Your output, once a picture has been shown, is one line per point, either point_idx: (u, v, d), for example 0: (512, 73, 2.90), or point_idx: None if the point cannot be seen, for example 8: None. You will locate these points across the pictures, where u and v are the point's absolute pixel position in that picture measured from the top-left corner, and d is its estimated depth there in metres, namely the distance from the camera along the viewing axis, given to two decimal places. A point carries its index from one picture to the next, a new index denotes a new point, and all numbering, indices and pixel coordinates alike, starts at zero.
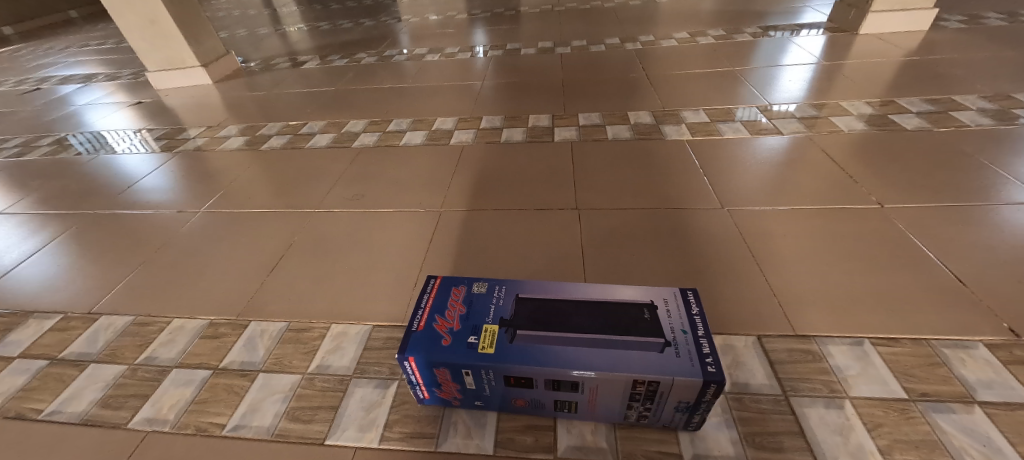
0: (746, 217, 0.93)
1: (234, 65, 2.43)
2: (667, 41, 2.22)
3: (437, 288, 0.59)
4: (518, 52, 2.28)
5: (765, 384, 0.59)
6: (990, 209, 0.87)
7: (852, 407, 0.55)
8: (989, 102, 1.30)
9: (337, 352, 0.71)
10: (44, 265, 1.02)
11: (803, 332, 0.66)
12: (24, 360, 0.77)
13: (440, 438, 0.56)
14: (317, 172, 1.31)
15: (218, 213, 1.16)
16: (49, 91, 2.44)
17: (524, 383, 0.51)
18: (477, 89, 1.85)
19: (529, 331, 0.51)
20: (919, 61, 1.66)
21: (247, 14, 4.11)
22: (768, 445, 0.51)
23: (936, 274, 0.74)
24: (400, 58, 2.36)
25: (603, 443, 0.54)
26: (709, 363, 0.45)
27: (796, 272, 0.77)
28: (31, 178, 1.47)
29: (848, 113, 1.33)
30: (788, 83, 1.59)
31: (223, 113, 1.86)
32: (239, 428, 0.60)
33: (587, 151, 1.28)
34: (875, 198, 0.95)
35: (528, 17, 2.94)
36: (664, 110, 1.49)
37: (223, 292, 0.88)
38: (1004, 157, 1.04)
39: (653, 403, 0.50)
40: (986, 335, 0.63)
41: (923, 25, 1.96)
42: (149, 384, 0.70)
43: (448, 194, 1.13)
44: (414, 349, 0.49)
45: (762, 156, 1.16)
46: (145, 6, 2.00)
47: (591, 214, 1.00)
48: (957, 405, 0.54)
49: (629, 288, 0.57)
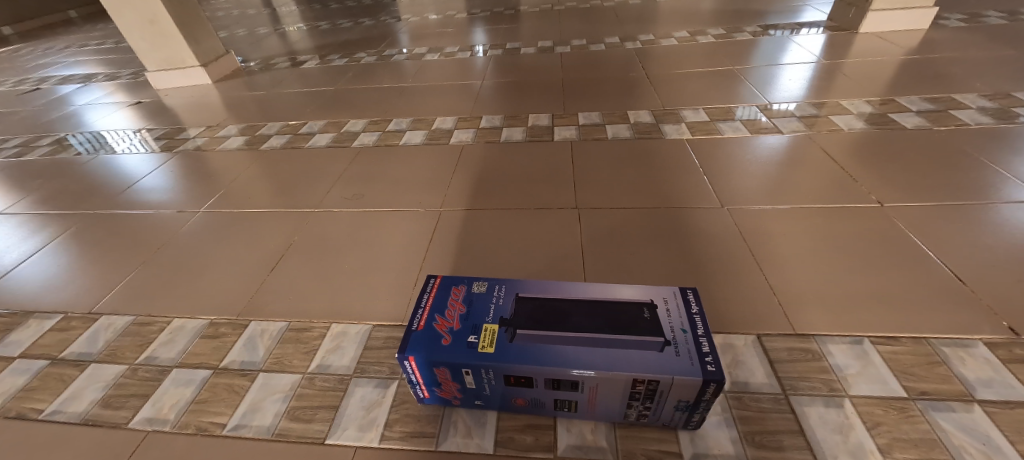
0: (746, 216, 0.93)
1: (234, 65, 2.43)
2: (667, 40, 2.22)
3: (437, 288, 0.59)
4: (518, 51, 2.28)
5: (764, 382, 0.59)
6: (989, 208, 0.87)
7: (851, 405, 0.55)
8: (989, 101, 1.30)
9: (337, 352, 0.71)
10: (44, 265, 1.02)
11: (802, 331, 0.66)
12: (24, 360, 0.77)
13: (439, 438, 0.57)
14: (317, 172, 1.31)
15: (218, 213, 1.15)
16: (49, 91, 2.44)
17: (523, 383, 0.51)
18: (477, 88, 1.85)
19: (529, 330, 0.51)
20: (919, 59, 1.66)
21: (246, 13, 4.10)
22: (768, 444, 0.52)
23: (936, 272, 0.74)
24: (400, 58, 2.36)
25: (602, 442, 0.54)
26: (709, 363, 0.45)
27: (796, 271, 0.77)
28: (30, 178, 1.47)
29: (848, 112, 1.33)
30: (788, 82, 1.59)
31: (222, 113, 1.86)
32: (239, 428, 0.61)
33: (587, 150, 1.28)
34: (875, 196, 0.95)
35: (528, 16, 2.93)
36: (664, 109, 1.49)
37: (223, 292, 0.88)
38: (1003, 156, 1.04)
39: (652, 403, 0.50)
40: (985, 334, 0.63)
41: (923, 24, 1.96)
42: (149, 384, 0.70)
43: (448, 194, 1.13)
44: (414, 348, 0.49)
45: (762, 155, 1.16)
46: (144, 6, 2.00)
47: (591, 213, 1.00)
48: (956, 404, 0.54)
49: (629, 288, 0.57)
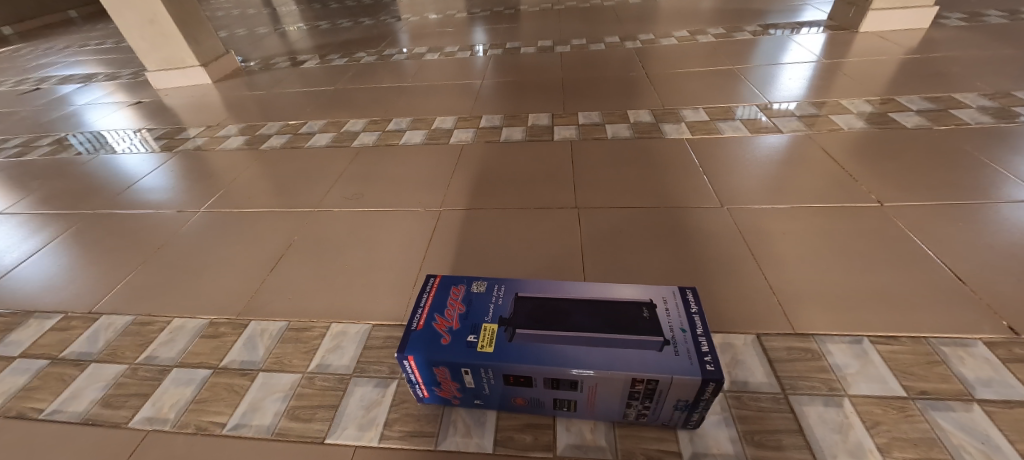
0: (746, 216, 0.93)
1: (234, 65, 2.43)
2: (667, 40, 2.22)
3: (437, 287, 0.59)
4: (518, 50, 2.28)
5: (764, 382, 0.59)
6: (990, 207, 0.87)
7: (850, 405, 0.55)
8: (989, 100, 1.29)
9: (337, 351, 0.71)
10: (45, 265, 1.02)
11: (802, 331, 0.66)
12: (25, 359, 0.78)
13: (439, 437, 0.57)
14: (318, 171, 1.31)
15: (218, 213, 1.16)
16: (49, 91, 2.44)
17: (523, 382, 0.51)
18: (477, 87, 1.85)
19: (529, 330, 0.51)
20: (920, 58, 1.65)
21: (246, 13, 4.10)
22: (768, 443, 0.52)
23: (936, 272, 0.74)
24: (399, 57, 2.36)
25: (602, 441, 0.54)
26: (708, 362, 0.45)
27: (796, 271, 0.77)
28: (30, 178, 1.47)
29: (848, 111, 1.33)
30: (789, 81, 1.59)
31: (222, 113, 1.86)
32: (239, 428, 0.61)
33: (587, 150, 1.27)
34: (875, 196, 0.95)
35: (528, 16, 2.93)
36: (664, 108, 1.49)
37: (223, 292, 0.88)
38: (1003, 155, 1.04)
39: (651, 402, 0.50)
40: (985, 334, 0.63)
41: (924, 23, 1.95)
42: (149, 383, 0.70)
43: (448, 193, 1.13)
44: (414, 348, 0.50)
45: (762, 155, 1.16)
46: (144, 6, 2.00)
47: (591, 213, 1.00)
48: (956, 404, 0.54)
49: (628, 287, 0.57)
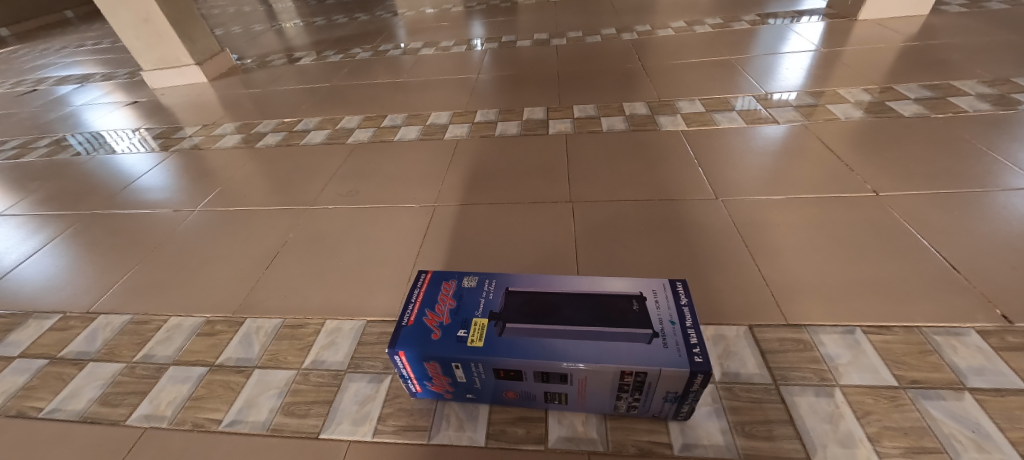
0: (741, 207, 0.93)
1: (230, 63, 2.42)
2: (664, 31, 2.20)
3: (428, 282, 0.60)
4: (514, 44, 2.27)
5: (755, 373, 0.59)
6: (987, 196, 0.87)
7: (840, 395, 0.55)
8: (988, 88, 1.28)
9: (332, 348, 0.71)
10: (45, 265, 1.03)
11: (795, 322, 0.66)
12: (24, 359, 0.78)
13: (433, 430, 0.57)
14: (314, 169, 1.30)
15: (214, 212, 1.15)
16: (46, 91, 2.45)
17: (513, 376, 0.51)
18: (473, 81, 1.84)
19: (519, 324, 0.51)
20: (920, 46, 1.63)
21: (240, 11, 4.08)
22: (760, 433, 0.52)
23: (930, 262, 0.74)
24: (395, 53, 2.35)
25: (593, 433, 0.54)
26: (697, 354, 0.45)
27: (790, 262, 0.77)
28: (29, 179, 1.47)
29: (845, 101, 1.32)
30: (786, 71, 1.57)
31: (217, 112, 1.85)
32: (235, 424, 0.61)
33: (581, 144, 1.27)
34: (871, 186, 0.94)
35: (524, 9, 2.91)
36: (660, 101, 1.48)
37: (220, 291, 0.88)
38: (1001, 143, 1.03)
39: (642, 394, 0.50)
40: (978, 322, 0.62)
41: (925, 9, 1.92)
42: (145, 381, 0.70)
43: (443, 188, 1.13)
44: (405, 343, 0.50)
45: (759, 146, 1.15)
46: (138, 5, 1.99)
47: (586, 206, 0.99)
48: (947, 392, 0.54)
49: (618, 280, 0.56)
